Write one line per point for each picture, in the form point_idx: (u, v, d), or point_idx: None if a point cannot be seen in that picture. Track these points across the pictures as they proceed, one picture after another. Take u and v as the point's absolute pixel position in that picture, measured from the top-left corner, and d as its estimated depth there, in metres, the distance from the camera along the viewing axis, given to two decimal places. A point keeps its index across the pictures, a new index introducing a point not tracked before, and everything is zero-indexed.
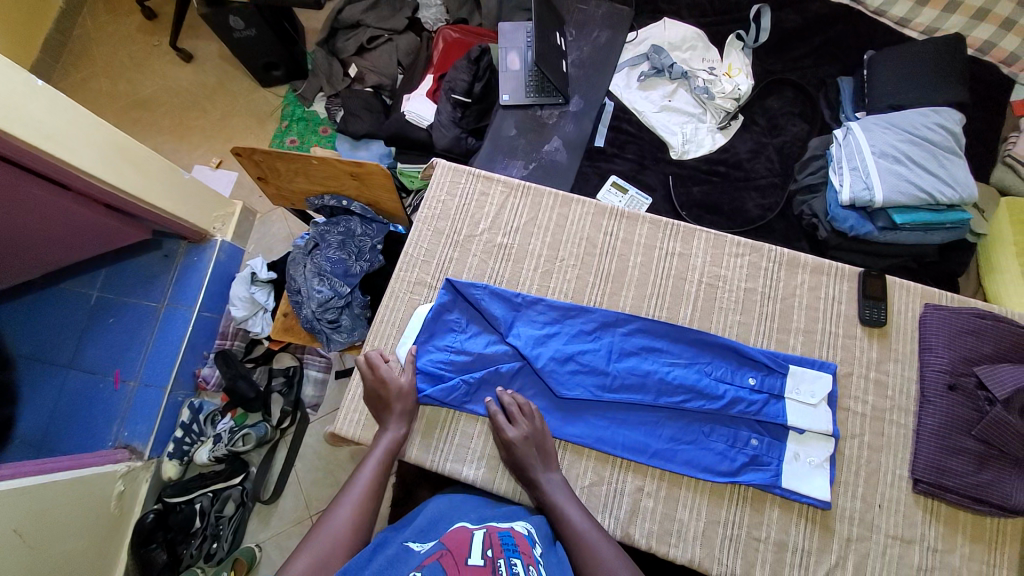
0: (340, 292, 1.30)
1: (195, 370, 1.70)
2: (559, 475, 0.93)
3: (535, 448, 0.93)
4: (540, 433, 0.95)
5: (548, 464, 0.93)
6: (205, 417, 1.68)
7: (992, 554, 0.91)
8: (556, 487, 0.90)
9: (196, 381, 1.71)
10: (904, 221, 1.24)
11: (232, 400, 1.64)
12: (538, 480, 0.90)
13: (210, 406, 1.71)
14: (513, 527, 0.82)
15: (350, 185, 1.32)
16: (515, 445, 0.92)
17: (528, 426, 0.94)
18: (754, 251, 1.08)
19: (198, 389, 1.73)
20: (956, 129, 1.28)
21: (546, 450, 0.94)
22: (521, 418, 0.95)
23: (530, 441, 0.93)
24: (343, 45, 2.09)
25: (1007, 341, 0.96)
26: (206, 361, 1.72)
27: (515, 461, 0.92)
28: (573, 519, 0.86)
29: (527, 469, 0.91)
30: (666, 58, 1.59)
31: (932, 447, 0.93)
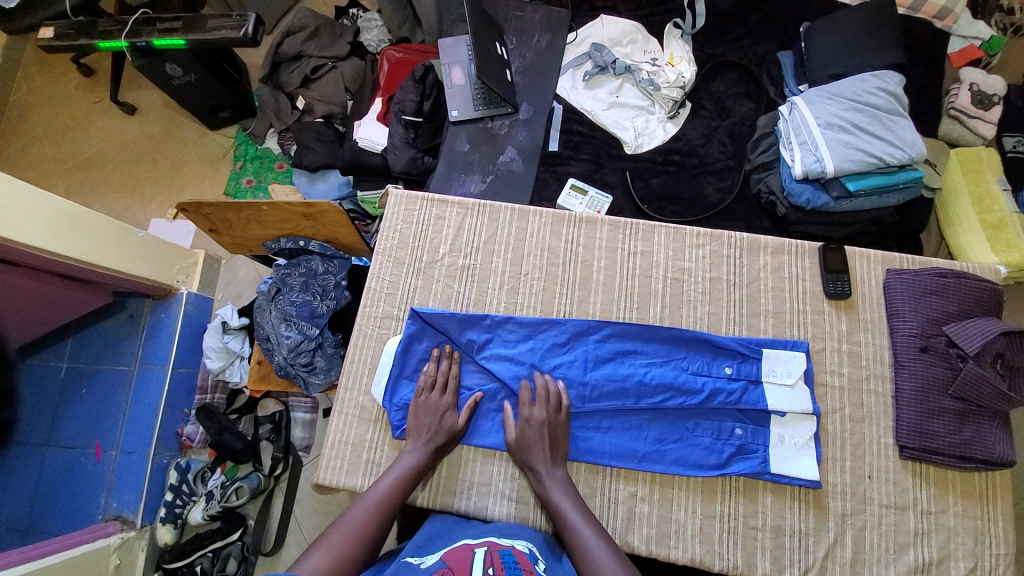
0: (309, 334, 1.26)
1: (177, 429, 1.66)
2: (563, 472, 0.92)
3: (547, 435, 0.93)
4: (557, 424, 0.95)
5: (554, 455, 0.93)
6: (194, 476, 1.62)
7: (985, 509, 0.92)
8: (557, 487, 0.90)
9: (180, 441, 1.66)
10: (859, 187, 1.25)
11: (220, 455, 1.61)
12: (539, 468, 0.91)
13: (198, 463, 1.66)
14: (514, 545, 0.80)
15: (304, 225, 1.30)
16: (527, 424, 0.94)
17: (542, 414, 0.95)
18: (714, 239, 1.08)
19: (183, 447, 1.68)
20: (897, 90, 1.30)
21: (556, 440, 0.94)
22: (540, 404, 0.95)
23: (542, 425, 0.94)
24: (288, 78, 2.06)
25: (969, 297, 0.98)
26: (188, 418, 1.68)
27: (523, 441, 0.93)
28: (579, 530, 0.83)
29: (528, 456, 0.92)
30: (609, 55, 1.59)
31: (913, 413, 0.94)
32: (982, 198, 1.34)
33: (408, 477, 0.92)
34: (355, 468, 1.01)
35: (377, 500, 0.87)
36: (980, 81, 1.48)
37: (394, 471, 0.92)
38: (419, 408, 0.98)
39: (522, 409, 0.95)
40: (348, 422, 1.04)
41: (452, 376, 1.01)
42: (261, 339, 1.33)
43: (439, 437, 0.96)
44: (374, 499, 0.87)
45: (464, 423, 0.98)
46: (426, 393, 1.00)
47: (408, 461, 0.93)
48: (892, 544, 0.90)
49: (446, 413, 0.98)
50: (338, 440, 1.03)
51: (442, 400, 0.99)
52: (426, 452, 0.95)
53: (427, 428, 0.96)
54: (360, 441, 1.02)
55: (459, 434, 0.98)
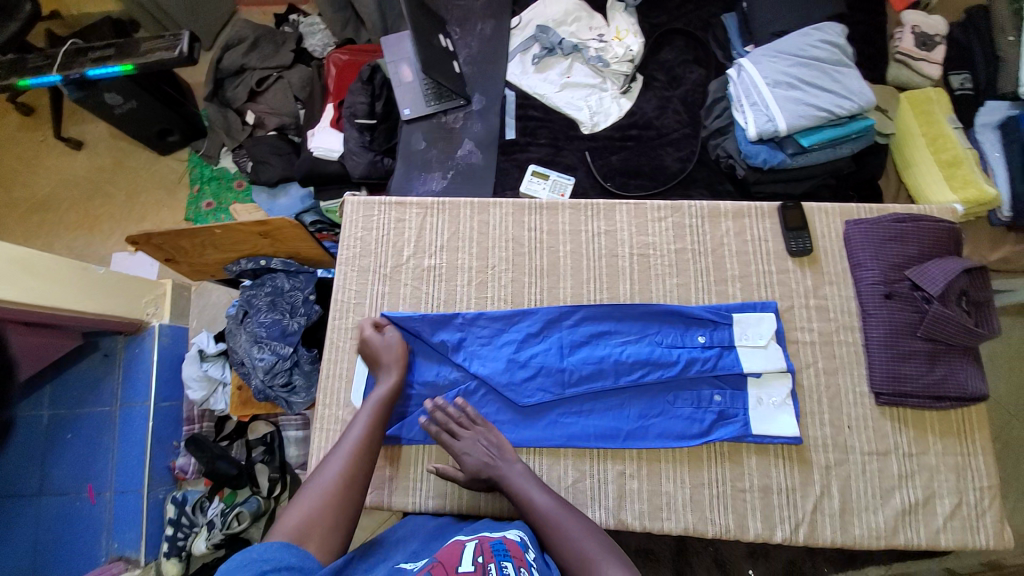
0: (283, 353, 1.24)
1: (168, 463, 1.62)
2: (523, 465, 0.91)
3: (491, 448, 0.92)
4: (490, 438, 0.93)
5: (505, 451, 0.92)
6: (192, 507, 1.58)
7: (964, 444, 0.95)
8: (522, 477, 0.88)
9: (174, 474, 1.63)
10: (813, 142, 1.26)
11: (216, 483, 1.57)
12: (502, 474, 0.89)
13: (195, 494, 1.61)
14: (504, 534, 0.80)
15: (262, 244, 1.26)
16: (467, 453, 0.92)
17: (477, 435, 0.93)
18: (675, 210, 1.07)
19: (177, 480, 1.64)
20: (840, 41, 1.30)
21: (499, 446, 0.92)
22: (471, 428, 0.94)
23: (485, 445, 0.92)
24: (233, 94, 1.99)
25: (929, 238, 0.99)
26: (179, 451, 1.64)
27: (474, 464, 0.91)
28: (572, 538, 0.80)
29: (486, 470, 0.90)
30: (555, 36, 1.57)
31: (885, 358, 0.95)
32: (936, 139, 1.36)
33: (377, 412, 0.93)
34: None
35: (356, 438, 0.88)
36: (921, 22, 1.49)
37: (366, 410, 0.93)
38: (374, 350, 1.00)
39: (454, 440, 0.93)
40: (331, 439, 1.02)
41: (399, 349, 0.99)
42: (236, 364, 1.31)
43: (394, 368, 0.98)
44: (347, 443, 0.88)
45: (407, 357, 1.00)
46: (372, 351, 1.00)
47: (379, 394, 0.94)
48: (878, 490, 0.93)
49: (393, 351, 0.99)
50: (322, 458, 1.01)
51: (385, 346, 0.99)
52: (394, 382, 0.96)
53: (382, 365, 0.98)
54: None
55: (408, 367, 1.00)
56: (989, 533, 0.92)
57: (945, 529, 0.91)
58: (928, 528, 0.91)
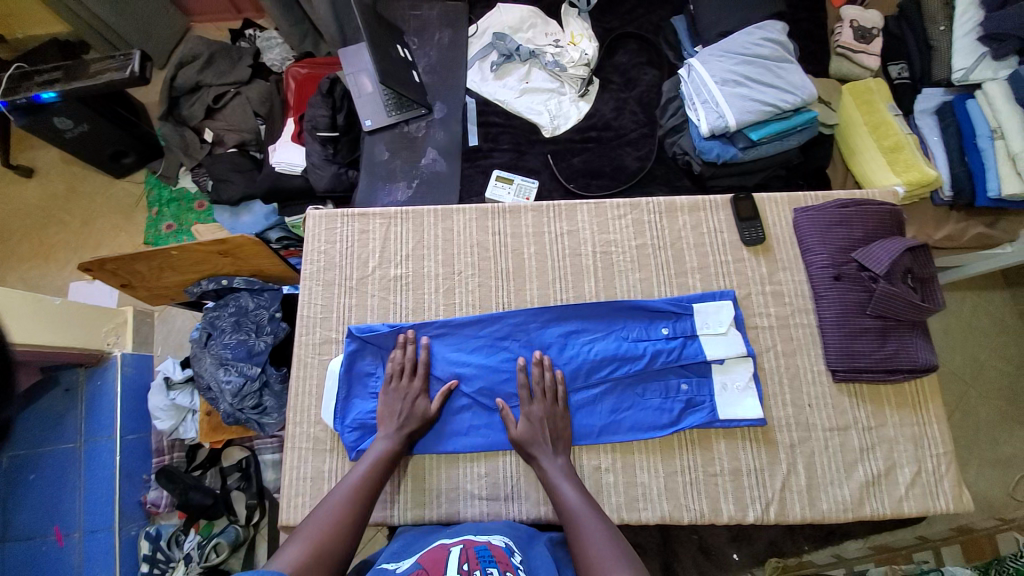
0: (250, 374, 1.22)
1: (139, 498, 1.55)
2: (564, 459, 0.93)
3: (549, 431, 0.94)
4: (558, 418, 0.96)
5: (554, 444, 0.93)
6: (167, 541, 1.52)
7: (919, 414, 0.99)
8: (560, 472, 0.90)
9: (146, 508, 1.56)
10: (761, 136, 1.31)
11: (191, 515, 1.52)
12: (540, 458, 0.91)
13: (169, 527, 1.55)
14: (490, 540, 0.81)
15: (222, 264, 1.24)
16: (528, 420, 0.94)
17: (544, 409, 0.95)
18: (634, 208, 1.10)
19: (150, 515, 1.58)
20: (781, 38, 1.36)
21: (557, 430, 0.95)
22: (540, 398, 0.96)
23: (542, 420, 0.95)
24: (190, 111, 1.95)
25: (873, 220, 1.03)
26: (149, 484, 1.58)
27: (522, 436, 0.93)
28: (590, 538, 0.79)
29: (530, 447, 0.92)
30: (511, 43, 1.60)
31: (839, 337, 0.99)
32: (879, 126, 1.42)
33: (383, 465, 0.91)
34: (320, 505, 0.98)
35: (356, 482, 0.87)
36: (859, 17, 1.56)
37: (367, 461, 0.91)
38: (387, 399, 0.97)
39: (525, 405, 0.96)
40: (303, 456, 1.00)
41: (410, 360, 1.00)
42: (203, 388, 1.28)
43: (413, 423, 0.95)
44: (347, 488, 0.86)
45: (436, 407, 0.98)
46: (394, 380, 0.99)
47: (381, 447, 0.92)
48: (842, 465, 0.96)
49: (418, 397, 0.98)
50: (296, 477, 0.99)
51: (412, 386, 0.98)
52: (399, 438, 0.94)
53: (399, 417, 0.96)
54: (319, 473, 0.99)
55: (432, 421, 0.98)
56: (949, 498, 0.96)
57: (907, 497, 0.95)
58: (891, 497, 0.95)
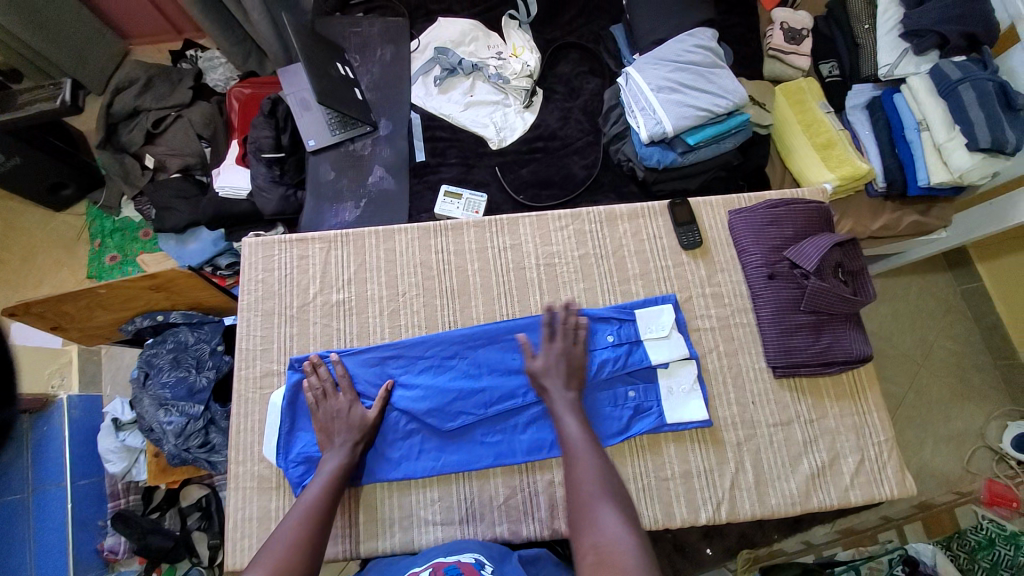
0: (193, 414, 1.17)
1: (96, 546, 1.47)
2: (575, 394, 0.91)
3: (564, 362, 0.93)
4: (571, 353, 0.95)
5: (567, 379, 0.92)
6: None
7: (858, 404, 1.02)
8: (566, 407, 0.89)
9: (103, 556, 1.48)
10: (698, 140, 1.35)
11: (150, 559, 1.45)
12: (551, 389, 0.91)
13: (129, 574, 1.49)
14: (459, 558, 0.80)
15: (156, 299, 1.20)
16: (545, 355, 0.94)
17: (562, 345, 0.95)
18: (575, 218, 1.11)
19: (108, 563, 1.50)
20: (712, 44, 1.41)
21: (573, 370, 0.93)
22: (560, 336, 0.95)
23: (559, 356, 0.94)
24: (129, 138, 1.86)
25: (801, 219, 1.07)
26: (106, 530, 1.49)
27: (537, 369, 0.93)
28: (584, 467, 0.79)
29: (544, 380, 0.92)
30: (453, 56, 1.59)
31: (777, 335, 1.02)
32: (811, 123, 1.47)
33: (334, 482, 0.87)
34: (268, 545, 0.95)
35: (312, 499, 0.83)
36: (788, 19, 1.61)
37: (318, 480, 0.87)
38: (319, 414, 0.95)
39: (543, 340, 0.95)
40: (248, 497, 0.97)
41: (339, 378, 0.97)
42: (145, 430, 1.23)
43: (356, 433, 0.93)
44: (301, 511, 0.81)
45: (376, 415, 0.96)
46: (321, 402, 0.95)
47: (332, 465, 0.89)
48: (787, 459, 0.98)
49: (353, 407, 0.95)
50: (240, 518, 0.95)
51: (341, 404, 0.95)
52: (349, 452, 0.91)
53: (340, 432, 0.93)
54: (266, 512, 0.96)
55: (374, 429, 0.96)
56: (893, 485, 0.98)
57: (853, 487, 0.97)
58: (837, 488, 0.98)
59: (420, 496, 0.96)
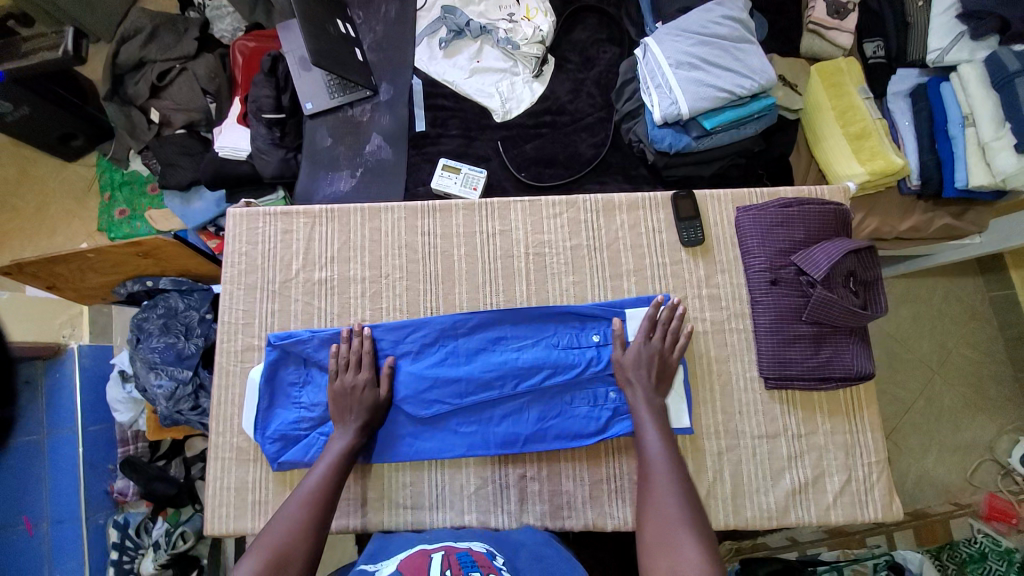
0: (182, 378, 1.23)
1: (106, 488, 1.51)
2: (662, 401, 0.92)
3: (656, 364, 0.93)
4: (666, 355, 0.94)
5: (655, 383, 0.92)
6: (135, 529, 1.49)
7: (852, 422, 0.97)
8: (651, 412, 0.90)
9: (113, 498, 1.51)
10: (715, 124, 1.24)
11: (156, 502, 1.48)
12: (636, 390, 0.92)
13: (137, 515, 1.51)
14: (472, 547, 0.79)
15: (144, 265, 1.26)
16: (638, 351, 0.94)
17: (656, 345, 0.94)
18: (570, 206, 1.05)
19: (120, 503, 1.53)
20: (742, 16, 1.27)
21: (664, 373, 0.93)
22: (658, 336, 0.94)
23: (651, 357, 0.93)
24: (135, 90, 1.77)
25: (815, 222, 0.98)
26: (116, 474, 1.53)
27: (624, 363, 0.94)
28: (658, 479, 0.81)
29: (630, 376, 0.93)
30: (461, 17, 1.48)
31: (772, 344, 0.96)
32: (845, 111, 1.32)
33: (339, 464, 0.88)
34: (243, 512, 0.98)
35: (313, 485, 0.85)
36: None
37: (324, 461, 0.88)
38: (337, 391, 0.94)
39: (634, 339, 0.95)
40: (226, 467, 0.99)
41: (365, 353, 0.96)
42: (142, 393, 1.30)
43: (365, 414, 0.93)
44: (306, 490, 0.84)
45: (386, 391, 0.96)
46: (342, 373, 0.95)
47: (338, 447, 0.90)
48: (769, 472, 0.95)
49: (368, 387, 0.94)
50: (218, 487, 0.98)
51: (359, 378, 0.94)
52: (356, 433, 0.92)
53: (352, 409, 0.93)
54: (243, 483, 0.98)
55: (384, 410, 0.95)
56: (878, 507, 0.95)
57: (834, 506, 0.94)
58: (817, 506, 0.94)
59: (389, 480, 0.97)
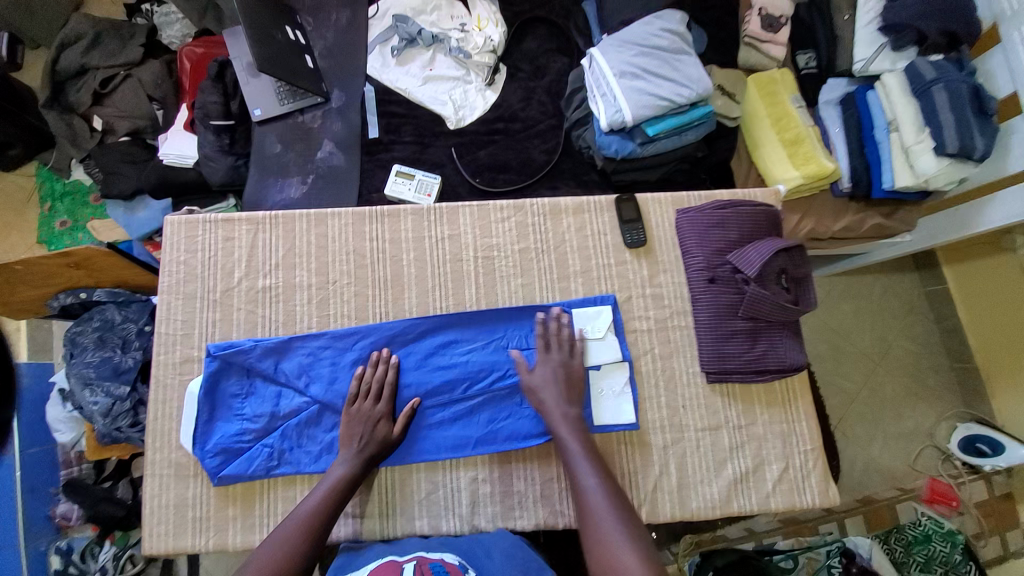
0: (119, 394, 1.18)
1: (47, 512, 1.40)
2: (577, 412, 0.93)
3: (563, 377, 0.95)
4: (571, 367, 0.96)
5: (566, 395, 0.94)
6: (80, 554, 1.38)
7: (788, 412, 1.02)
8: (570, 430, 0.91)
9: (55, 522, 1.41)
10: (658, 131, 1.29)
11: (103, 526, 1.38)
12: (551, 408, 0.92)
13: (82, 540, 1.40)
14: (444, 557, 0.81)
15: (77, 276, 1.21)
16: (541, 369, 0.95)
17: (560, 358, 0.96)
18: (518, 210, 1.07)
19: (63, 529, 1.42)
20: (680, 29, 1.33)
21: (571, 383, 0.95)
22: (555, 349, 0.97)
23: (556, 370, 0.95)
24: (76, 97, 1.64)
25: (748, 223, 1.04)
26: (58, 497, 1.41)
27: (535, 385, 0.94)
28: (590, 493, 0.84)
29: (541, 397, 0.93)
30: (413, 26, 1.50)
31: (712, 340, 1.00)
32: (780, 117, 1.42)
33: (338, 491, 0.87)
34: (182, 531, 0.94)
35: (304, 515, 0.84)
36: (768, 4, 1.50)
37: (322, 487, 0.87)
38: (350, 421, 0.93)
39: (545, 353, 0.96)
40: (164, 484, 0.95)
41: (386, 384, 0.95)
42: (79, 410, 1.24)
43: (374, 446, 0.91)
44: (299, 516, 0.84)
45: (400, 429, 0.94)
46: (356, 404, 0.94)
47: (338, 473, 0.89)
48: (712, 463, 0.98)
49: (381, 422, 0.93)
50: (156, 506, 0.94)
51: (375, 411, 0.93)
52: (358, 461, 0.90)
53: (359, 439, 0.91)
54: (182, 500, 0.94)
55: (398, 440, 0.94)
56: (815, 493, 0.99)
57: (774, 493, 0.98)
58: (758, 494, 0.98)
59: None
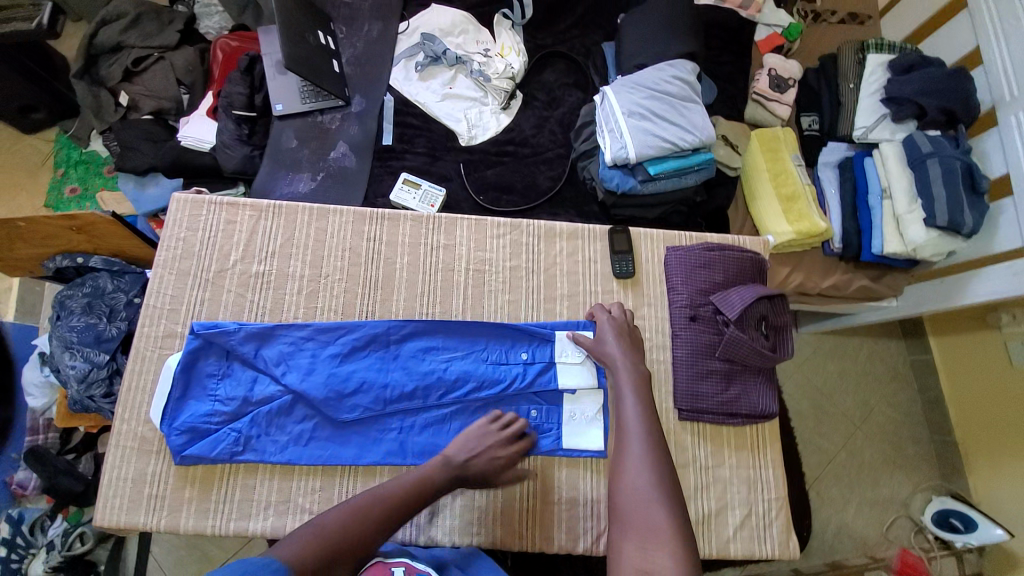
0: (97, 361, 1.18)
1: (6, 478, 1.39)
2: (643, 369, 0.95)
3: (626, 332, 0.99)
4: (632, 326, 1.01)
5: (632, 349, 0.97)
6: (30, 526, 1.34)
7: (756, 458, 1.02)
8: (633, 387, 0.91)
9: (11, 489, 1.39)
10: (659, 171, 1.34)
11: (58, 500, 1.35)
12: (620, 363, 0.94)
13: (34, 512, 1.37)
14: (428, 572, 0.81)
15: (76, 240, 1.24)
16: (615, 326, 0.99)
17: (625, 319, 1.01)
18: (514, 229, 1.10)
19: (16, 498, 1.40)
20: (691, 78, 1.40)
21: (631, 338, 0.99)
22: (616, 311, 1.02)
23: (621, 326, 1.00)
24: (106, 72, 1.70)
25: (733, 267, 1.08)
26: (18, 464, 1.41)
27: (603, 338, 0.98)
28: (634, 447, 0.83)
29: (608, 351, 0.96)
30: (439, 45, 1.57)
31: (687, 377, 1.02)
32: (779, 174, 1.46)
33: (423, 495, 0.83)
34: (136, 506, 0.93)
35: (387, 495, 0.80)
36: (777, 66, 1.58)
37: (410, 478, 0.84)
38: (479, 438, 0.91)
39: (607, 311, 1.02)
40: (126, 456, 0.95)
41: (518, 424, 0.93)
42: (56, 374, 1.24)
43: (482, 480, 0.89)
44: (381, 495, 0.80)
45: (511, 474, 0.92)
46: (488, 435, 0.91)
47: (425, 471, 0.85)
48: None
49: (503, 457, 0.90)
50: (115, 478, 0.93)
51: (501, 451, 0.90)
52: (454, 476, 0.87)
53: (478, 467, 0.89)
54: (142, 475, 0.94)
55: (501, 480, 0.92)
56: (774, 542, 0.99)
57: (733, 538, 0.98)
58: (718, 537, 0.98)
59: (306, 477, 0.95)
